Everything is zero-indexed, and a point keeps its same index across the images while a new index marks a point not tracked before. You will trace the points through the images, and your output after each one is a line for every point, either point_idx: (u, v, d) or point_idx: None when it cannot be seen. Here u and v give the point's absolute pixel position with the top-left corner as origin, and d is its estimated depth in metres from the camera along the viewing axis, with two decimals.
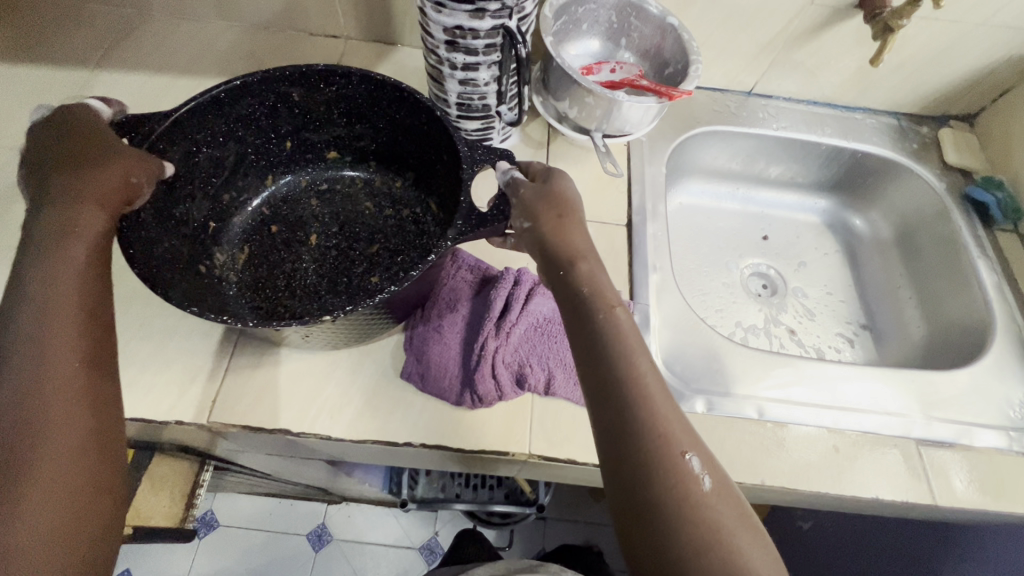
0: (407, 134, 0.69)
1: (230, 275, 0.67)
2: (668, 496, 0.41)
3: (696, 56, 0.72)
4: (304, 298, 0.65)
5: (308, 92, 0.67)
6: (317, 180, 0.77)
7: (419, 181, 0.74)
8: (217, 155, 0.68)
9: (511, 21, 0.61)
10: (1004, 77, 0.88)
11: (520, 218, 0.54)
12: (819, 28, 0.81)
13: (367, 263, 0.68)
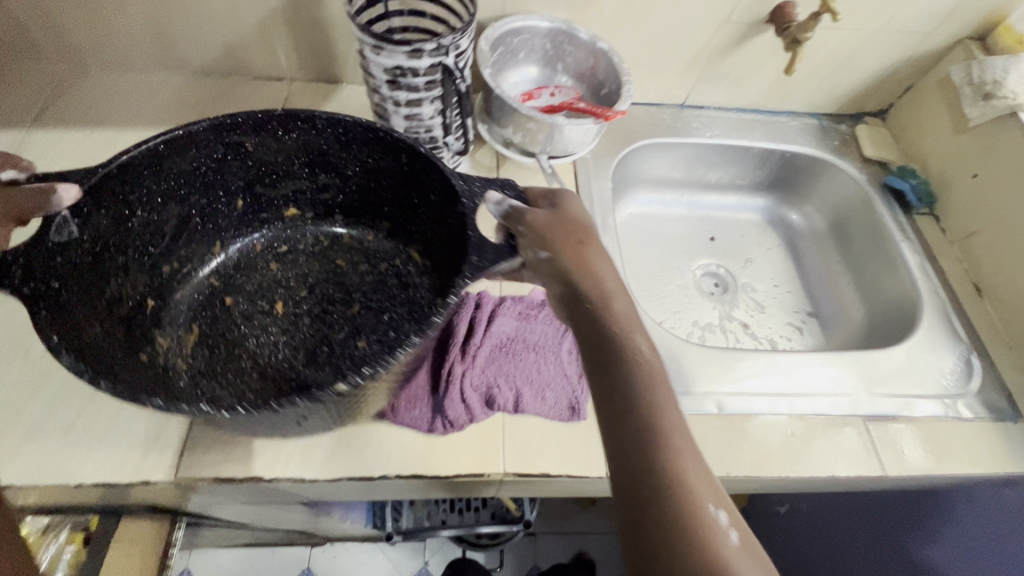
0: (385, 178, 0.71)
1: (179, 362, 0.64)
2: (665, 516, 0.40)
3: (627, 77, 0.77)
4: (278, 367, 0.64)
5: (262, 142, 0.67)
6: (275, 242, 0.77)
7: (396, 233, 0.76)
8: (156, 219, 0.67)
9: (448, 58, 0.63)
10: (905, 75, 0.96)
11: (536, 248, 0.56)
12: (737, 43, 0.88)
13: (345, 324, 0.68)
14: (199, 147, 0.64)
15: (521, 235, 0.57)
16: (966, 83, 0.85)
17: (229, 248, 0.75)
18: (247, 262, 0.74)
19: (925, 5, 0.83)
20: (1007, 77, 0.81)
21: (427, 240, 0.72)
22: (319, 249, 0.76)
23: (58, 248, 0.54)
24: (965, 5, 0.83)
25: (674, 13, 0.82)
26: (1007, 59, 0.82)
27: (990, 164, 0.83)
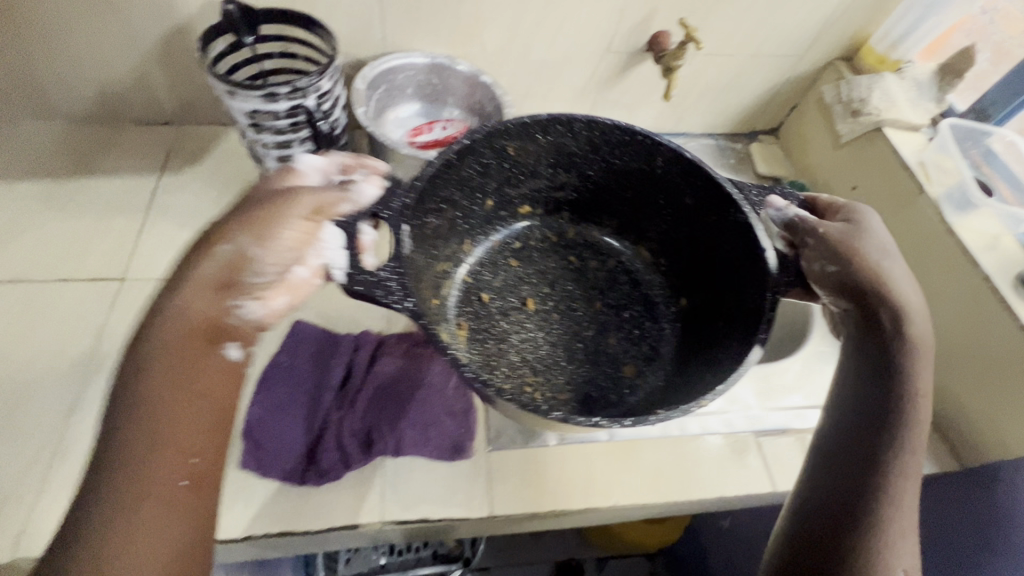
0: (636, 176, 0.78)
1: (461, 353, 0.70)
2: (901, 457, 0.47)
3: (509, 107, 0.81)
4: (548, 365, 0.72)
5: (522, 145, 0.73)
6: (512, 239, 0.84)
7: (630, 229, 0.85)
8: (445, 220, 0.73)
9: (307, 100, 0.63)
10: (788, 96, 1.01)
11: (827, 262, 0.57)
12: (622, 71, 0.90)
13: (596, 324, 0.78)
14: (482, 145, 0.69)
15: (812, 245, 0.58)
16: (836, 101, 0.90)
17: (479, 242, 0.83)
18: (490, 261, 0.82)
19: (792, 31, 0.87)
20: (870, 95, 0.85)
21: (668, 234, 0.81)
22: (534, 248, 0.85)
23: (387, 251, 0.53)
24: (828, 29, 0.88)
25: (554, 45, 0.84)
26: (869, 78, 0.87)
27: (864, 176, 0.87)
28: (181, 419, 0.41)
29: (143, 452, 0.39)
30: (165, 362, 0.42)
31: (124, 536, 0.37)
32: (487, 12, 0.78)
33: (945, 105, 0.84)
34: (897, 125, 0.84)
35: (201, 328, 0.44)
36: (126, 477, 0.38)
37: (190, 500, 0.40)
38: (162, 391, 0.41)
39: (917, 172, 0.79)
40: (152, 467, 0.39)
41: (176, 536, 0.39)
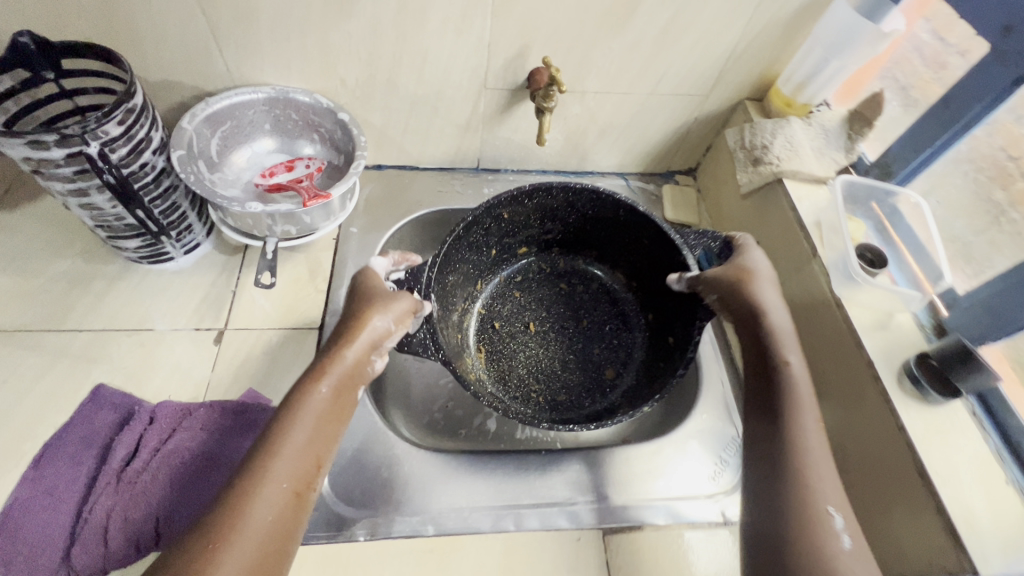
0: (605, 220, 0.80)
1: (481, 376, 0.77)
2: (805, 448, 0.48)
3: (362, 151, 0.74)
4: (550, 383, 0.78)
5: (515, 209, 0.76)
6: (515, 274, 0.87)
7: (607, 257, 0.86)
8: (468, 270, 0.79)
9: (87, 147, 0.56)
10: (701, 135, 0.92)
11: (711, 292, 0.63)
12: (507, 108, 0.83)
13: (593, 337, 0.82)
14: (498, 210, 0.75)
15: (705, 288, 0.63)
16: (740, 147, 0.82)
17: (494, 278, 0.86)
18: (499, 293, 0.85)
19: (691, 68, 0.79)
20: (772, 142, 0.77)
21: (638, 269, 0.82)
22: (532, 278, 0.87)
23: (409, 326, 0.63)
24: (731, 68, 0.80)
25: (423, 80, 0.77)
26: (774, 123, 0.79)
27: (765, 232, 0.79)
28: (306, 434, 0.49)
29: (276, 449, 0.47)
30: (325, 397, 0.51)
31: (252, 515, 0.42)
32: (336, 44, 0.71)
33: (854, 155, 0.76)
34: (799, 177, 0.75)
35: (338, 387, 0.53)
36: (264, 466, 0.45)
37: (302, 497, 0.46)
38: (305, 422, 0.49)
39: (812, 235, 0.70)
40: (279, 459, 0.46)
41: (287, 521, 0.44)
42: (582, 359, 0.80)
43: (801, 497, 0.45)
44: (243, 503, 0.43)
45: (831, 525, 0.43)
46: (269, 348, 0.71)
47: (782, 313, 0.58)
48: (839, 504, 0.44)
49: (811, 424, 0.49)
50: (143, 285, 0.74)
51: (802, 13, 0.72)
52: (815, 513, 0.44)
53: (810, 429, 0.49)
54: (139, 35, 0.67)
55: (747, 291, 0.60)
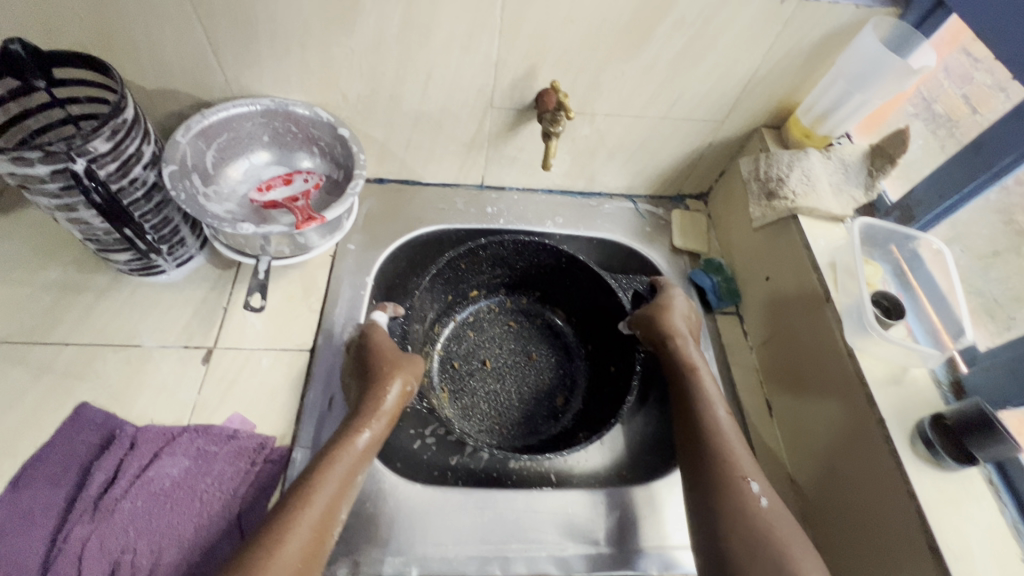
0: (547, 268, 0.88)
1: (444, 414, 0.80)
2: (733, 463, 0.61)
3: (360, 171, 0.72)
4: (509, 416, 0.82)
5: (468, 258, 0.83)
6: (468, 316, 0.90)
7: (549, 296, 0.92)
8: (428, 315, 0.84)
9: (73, 163, 0.54)
10: (714, 160, 0.89)
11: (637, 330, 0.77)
12: (513, 127, 0.80)
13: (537, 370, 0.87)
14: (457, 262, 0.83)
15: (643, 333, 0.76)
16: (754, 178, 0.78)
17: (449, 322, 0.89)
18: (454, 335, 0.89)
19: (706, 94, 0.76)
20: (789, 175, 0.74)
21: (579, 309, 0.90)
22: (486, 318, 0.91)
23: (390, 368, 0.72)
24: (749, 94, 0.77)
25: (427, 97, 0.74)
26: (791, 154, 0.75)
27: (776, 268, 0.76)
28: (354, 457, 0.58)
29: (329, 464, 0.57)
30: (366, 428, 0.60)
31: (306, 514, 0.53)
32: (338, 57, 0.68)
33: (874, 193, 0.72)
34: (814, 214, 0.72)
35: (375, 429, 0.61)
36: (320, 477, 0.56)
37: (339, 505, 0.56)
38: (351, 451, 0.58)
39: (826, 277, 0.68)
40: (329, 473, 0.56)
41: (331, 522, 0.54)
42: (538, 388, 0.86)
43: (739, 506, 0.57)
44: (296, 512, 0.53)
45: (748, 487, 0.59)
46: (258, 370, 0.69)
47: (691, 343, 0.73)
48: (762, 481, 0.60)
49: (721, 416, 0.65)
50: (133, 299, 0.72)
51: (826, 42, 0.69)
52: (748, 505, 0.57)
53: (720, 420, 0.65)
54: (134, 42, 0.65)
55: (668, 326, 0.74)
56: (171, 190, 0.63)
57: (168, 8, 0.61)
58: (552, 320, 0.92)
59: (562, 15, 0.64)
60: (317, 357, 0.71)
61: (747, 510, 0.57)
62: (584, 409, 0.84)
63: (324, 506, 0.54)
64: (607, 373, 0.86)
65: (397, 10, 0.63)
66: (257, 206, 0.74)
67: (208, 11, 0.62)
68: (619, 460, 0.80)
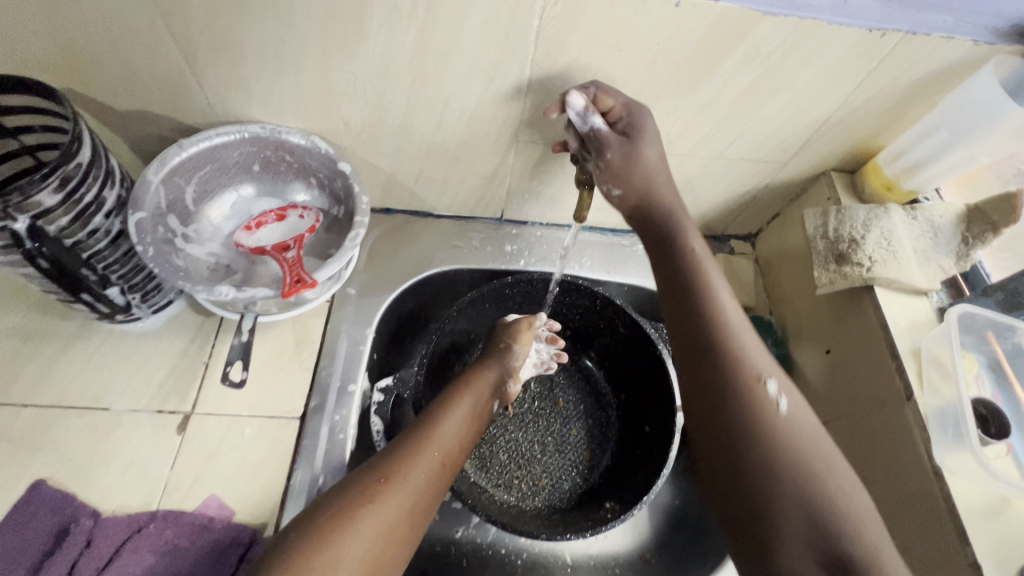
0: (581, 309, 0.80)
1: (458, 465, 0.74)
2: (712, 357, 0.50)
3: (362, 218, 0.62)
4: (528, 470, 0.77)
5: (495, 298, 0.77)
6: None
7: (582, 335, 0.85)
8: (448, 356, 0.78)
9: (12, 222, 0.45)
10: (769, 202, 0.77)
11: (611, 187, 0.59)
12: (540, 162, 0.69)
13: (563, 419, 0.81)
14: (480, 301, 0.76)
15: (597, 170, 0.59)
16: (821, 235, 0.67)
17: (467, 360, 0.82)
18: None
19: (770, 135, 0.64)
20: (864, 237, 0.62)
21: (612, 353, 0.82)
22: None
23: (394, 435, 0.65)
24: (821, 136, 0.65)
25: (443, 128, 0.63)
26: (867, 210, 0.64)
27: (841, 343, 0.65)
28: (445, 451, 0.55)
29: (422, 444, 0.54)
30: (463, 422, 0.59)
31: (390, 496, 0.49)
32: (338, 83, 0.58)
33: (968, 264, 0.61)
34: (893, 286, 0.61)
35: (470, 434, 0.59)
36: (413, 458, 0.52)
37: (426, 503, 0.51)
38: (444, 440, 0.56)
39: (908, 370, 0.57)
40: (423, 456, 0.53)
41: (417, 515, 0.50)
42: (560, 439, 0.79)
43: (755, 415, 0.47)
44: (381, 487, 0.49)
45: (763, 388, 0.48)
46: (239, 442, 0.60)
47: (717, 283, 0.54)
48: (773, 370, 0.50)
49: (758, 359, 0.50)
50: (102, 351, 0.64)
51: (926, 83, 0.57)
52: (764, 410, 0.48)
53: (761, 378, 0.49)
54: (98, 60, 0.55)
55: (681, 239, 0.57)
56: (137, 244, 0.53)
57: (136, 22, 0.51)
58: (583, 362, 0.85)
59: (609, 44, 0.53)
60: (307, 426, 0.63)
61: (824, 519, 0.43)
62: (611, 466, 0.78)
63: (410, 497, 0.50)
64: (639, 430, 0.77)
65: (409, 32, 0.52)
66: (244, 249, 0.65)
67: (183, 27, 0.52)
68: (643, 538, 0.73)
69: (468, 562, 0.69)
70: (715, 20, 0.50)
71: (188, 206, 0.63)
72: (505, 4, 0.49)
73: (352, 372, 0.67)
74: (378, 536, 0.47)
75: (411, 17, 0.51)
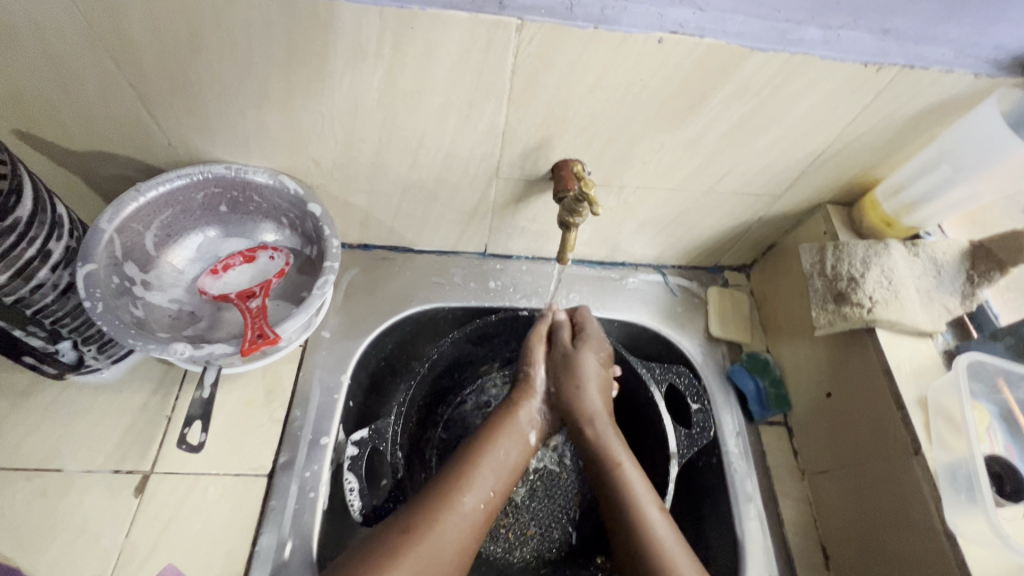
0: None
1: None
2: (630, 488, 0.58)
3: (331, 262, 0.59)
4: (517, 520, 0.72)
5: (479, 338, 0.72)
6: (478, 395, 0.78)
7: None
8: (431, 398, 0.73)
9: None
10: (764, 233, 0.74)
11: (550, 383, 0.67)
12: (523, 198, 0.66)
13: (554, 463, 0.75)
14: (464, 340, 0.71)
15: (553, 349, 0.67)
16: (818, 273, 0.63)
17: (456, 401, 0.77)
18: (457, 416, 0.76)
19: (763, 168, 0.61)
20: (864, 276, 0.59)
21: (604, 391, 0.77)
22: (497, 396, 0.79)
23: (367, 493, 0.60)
24: (817, 169, 0.62)
25: (418, 166, 0.60)
26: (866, 246, 0.61)
27: (842, 386, 0.61)
28: (486, 495, 0.57)
29: (457, 492, 0.55)
30: (501, 453, 0.60)
31: (427, 544, 0.50)
32: (304, 122, 0.55)
33: (974, 304, 0.58)
34: (896, 328, 0.57)
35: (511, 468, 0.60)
36: (447, 507, 0.53)
37: (462, 553, 0.53)
38: (479, 487, 0.56)
39: (915, 420, 0.53)
40: (465, 500, 0.55)
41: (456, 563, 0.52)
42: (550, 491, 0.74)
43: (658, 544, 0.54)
44: (424, 535, 0.51)
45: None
46: (202, 504, 0.56)
47: (602, 423, 0.64)
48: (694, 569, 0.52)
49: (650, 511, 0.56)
50: (58, 406, 0.60)
51: (925, 116, 0.54)
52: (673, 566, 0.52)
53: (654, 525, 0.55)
54: (48, 102, 0.52)
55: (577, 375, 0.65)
56: (84, 301, 0.50)
57: (84, 63, 0.48)
58: None
59: (590, 81, 0.50)
60: (275, 484, 0.58)
61: None
62: None
63: (450, 548, 0.52)
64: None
65: (377, 71, 0.49)
66: (209, 296, 0.61)
67: (137, 68, 0.49)
68: None
69: None
70: (702, 55, 0.47)
71: (148, 251, 0.60)
72: (476, 42, 0.46)
73: (326, 423, 0.63)
74: None
75: (378, 57, 0.48)
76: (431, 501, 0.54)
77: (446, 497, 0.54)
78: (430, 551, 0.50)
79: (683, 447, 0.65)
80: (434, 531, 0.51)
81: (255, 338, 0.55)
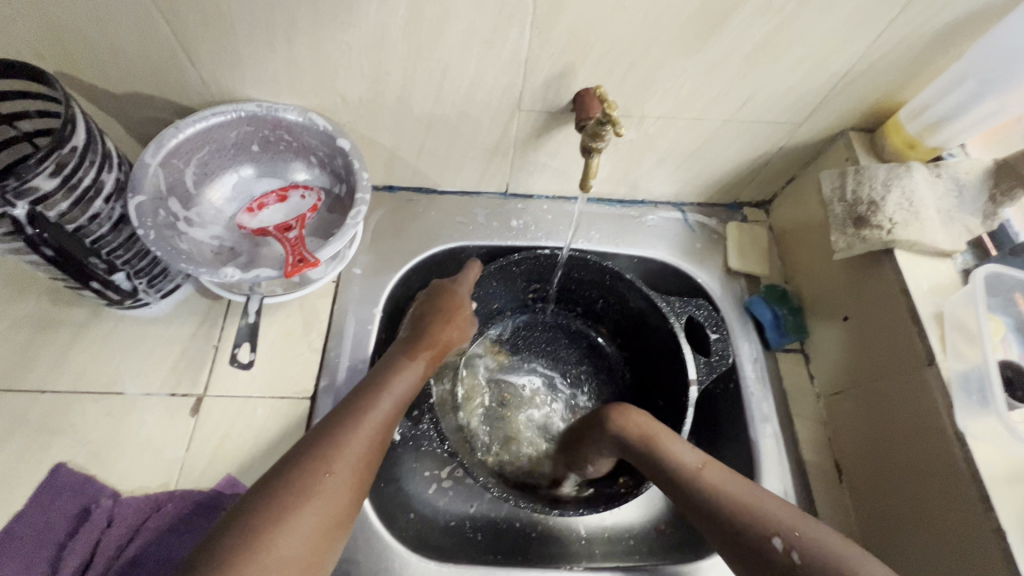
0: (590, 285, 0.77)
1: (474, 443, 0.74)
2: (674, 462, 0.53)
3: (363, 194, 0.61)
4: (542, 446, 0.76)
5: (504, 278, 0.74)
6: (502, 333, 0.81)
7: (593, 312, 0.82)
8: None
9: (12, 209, 0.46)
10: (785, 166, 0.74)
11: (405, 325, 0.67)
12: (544, 132, 0.67)
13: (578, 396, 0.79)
14: (488, 278, 0.73)
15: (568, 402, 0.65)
16: (838, 199, 0.64)
17: (481, 339, 0.80)
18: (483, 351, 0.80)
19: (785, 93, 0.61)
20: (885, 199, 0.60)
21: (623, 328, 0.79)
22: (521, 335, 0.82)
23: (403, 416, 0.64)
24: (839, 93, 0.61)
25: (442, 99, 0.61)
26: (888, 170, 0.61)
27: (860, 310, 0.63)
28: (384, 418, 0.54)
29: (366, 408, 0.54)
30: (408, 382, 0.58)
31: (344, 453, 0.50)
32: (332, 55, 0.56)
33: (995, 223, 0.58)
34: (915, 248, 0.58)
35: (405, 395, 0.58)
36: (356, 422, 0.53)
37: (359, 489, 0.51)
38: (383, 409, 0.55)
39: (931, 333, 0.55)
40: (355, 433, 0.52)
41: (365, 469, 0.51)
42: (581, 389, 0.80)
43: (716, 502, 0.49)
44: (319, 481, 0.48)
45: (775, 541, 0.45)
46: (252, 422, 0.61)
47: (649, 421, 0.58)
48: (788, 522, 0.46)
49: (780, 509, 0.47)
50: (114, 337, 0.64)
51: (951, 31, 0.54)
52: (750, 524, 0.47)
53: (704, 466, 0.52)
54: (84, 41, 0.53)
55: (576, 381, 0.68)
56: (137, 229, 0.54)
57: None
58: (597, 339, 0.83)
59: (612, 2, 0.50)
60: (318, 405, 0.63)
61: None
62: None
63: (345, 488, 0.49)
64: (652, 406, 0.76)
65: None
66: (247, 231, 0.65)
67: (172, 5, 0.50)
68: (654, 511, 0.72)
69: (483, 536, 0.69)
70: None
71: (188, 188, 0.63)
72: None
73: (361, 350, 0.67)
74: (332, 501, 0.48)
75: None
76: (335, 418, 0.53)
77: (347, 412, 0.53)
78: (346, 462, 0.50)
79: (702, 373, 0.68)
80: (345, 442, 0.51)
81: (292, 265, 0.58)
